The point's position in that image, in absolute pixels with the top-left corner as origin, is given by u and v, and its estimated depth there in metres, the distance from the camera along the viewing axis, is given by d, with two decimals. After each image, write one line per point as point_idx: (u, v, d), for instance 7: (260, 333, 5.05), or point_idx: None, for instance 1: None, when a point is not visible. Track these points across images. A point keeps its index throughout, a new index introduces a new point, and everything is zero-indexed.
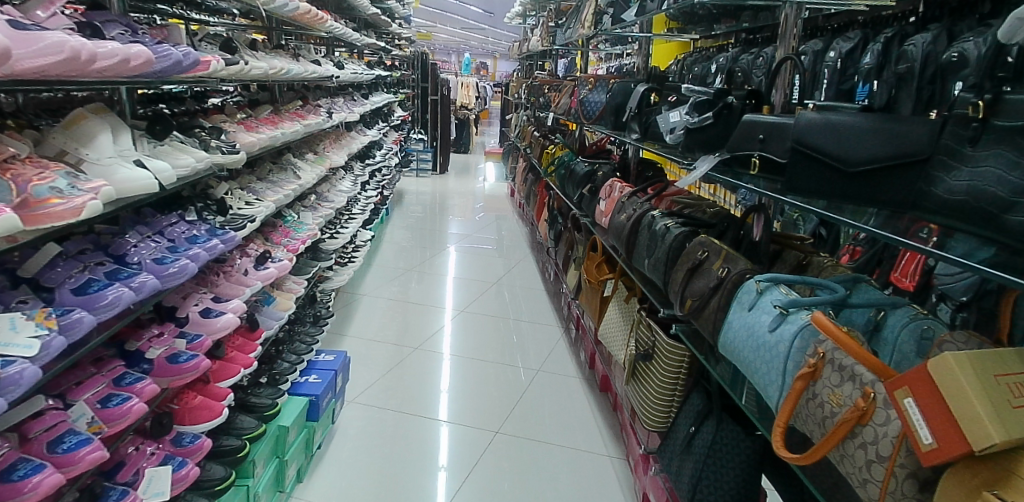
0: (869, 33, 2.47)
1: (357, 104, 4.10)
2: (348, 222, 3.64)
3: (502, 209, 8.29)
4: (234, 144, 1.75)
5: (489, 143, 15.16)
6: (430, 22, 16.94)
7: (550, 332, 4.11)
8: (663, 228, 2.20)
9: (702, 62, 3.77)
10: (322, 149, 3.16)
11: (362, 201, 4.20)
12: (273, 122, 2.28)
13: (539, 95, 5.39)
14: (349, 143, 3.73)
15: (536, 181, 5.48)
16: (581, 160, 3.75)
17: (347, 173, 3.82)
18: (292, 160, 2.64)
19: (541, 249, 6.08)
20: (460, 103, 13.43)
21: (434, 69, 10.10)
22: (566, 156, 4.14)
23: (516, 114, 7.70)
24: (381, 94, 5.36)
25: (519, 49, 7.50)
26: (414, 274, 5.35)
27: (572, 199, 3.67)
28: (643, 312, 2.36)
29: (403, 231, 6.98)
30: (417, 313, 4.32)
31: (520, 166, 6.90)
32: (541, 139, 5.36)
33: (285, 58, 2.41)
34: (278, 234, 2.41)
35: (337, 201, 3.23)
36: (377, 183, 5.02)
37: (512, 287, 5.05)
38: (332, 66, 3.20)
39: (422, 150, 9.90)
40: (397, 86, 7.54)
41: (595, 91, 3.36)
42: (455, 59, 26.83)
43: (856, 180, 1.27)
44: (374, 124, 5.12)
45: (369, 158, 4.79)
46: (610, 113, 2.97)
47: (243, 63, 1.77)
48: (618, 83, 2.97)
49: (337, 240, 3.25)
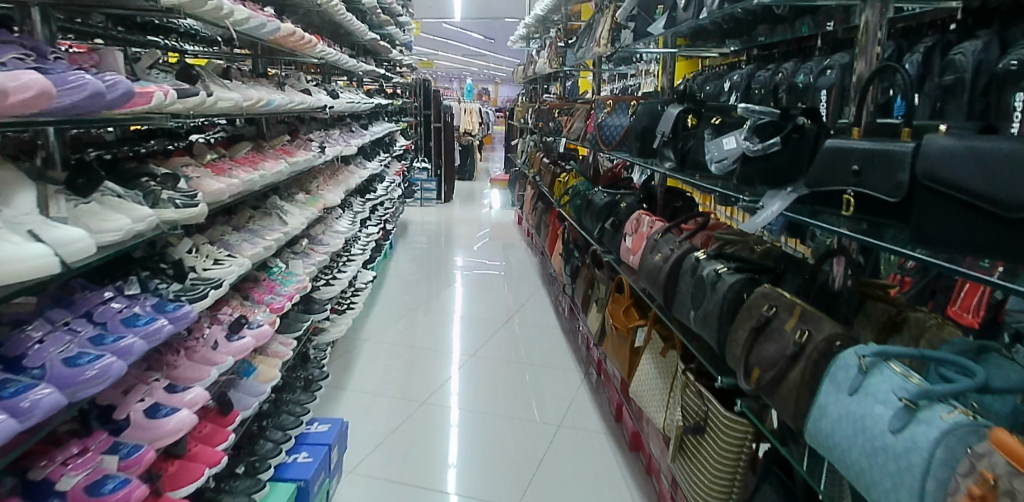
0: (903, 44, 2.07)
1: (356, 135, 3.79)
2: (347, 265, 3.30)
3: (509, 238, 7.96)
4: (195, 192, 1.42)
5: (493, 169, 14.90)
6: (430, 49, 16.84)
7: (569, 379, 3.74)
8: (710, 274, 1.86)
9: (715, 81, 3.46)
10: (315, 187, 2.83)
11: (363, 241, 3.88)
12: (253, 161, 1.96)
13: (547, 120, 5.09)
14: (346, 178, 3.41)
15: (547, 210, 5.15)
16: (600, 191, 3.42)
17: (345, 212, 3.49)
18: (278, 202, 2.31)
19: (553, 282, 5.72)
20: (463, 129, 13.22)
21: (435, 96, 9.86)
22: (581, 185, 3.80)
23: (522, 140, 7.42)
24: (381, 123, 5.08)
25: (523, 73, 7.25)
26: (420, 312, 5.02)
27: (591, 233, 3.32)
28: (687, 373, 2.00)
29: (406, 264, 6.65)
30: (423, 359, 3.99)
31: (528, 194, 6.59)
32: (551, 166, 5.05)
33: (267, 87, 2.09)
34: (259, 290, 2.07)
35: (334, 244, 2.90)
36: (379, 217, 4.70)
37: (525, 325, 4.70)
38: (326, 96, 2.89)
39: (425, 178, 9.62)
40: (399, 114, 7.26)
41: (615, 116, 3.04)
42: (456, 85, 26.80)
43: (1017, 228, 0.92)
44: (375, 155, 4.82)
45: (369, 192, 4.47)
46: (635, 139, 2.64)
47: (205, 94, 1.45)
48: (643, 105, 2.65)
49: (333, 288, 2.90)
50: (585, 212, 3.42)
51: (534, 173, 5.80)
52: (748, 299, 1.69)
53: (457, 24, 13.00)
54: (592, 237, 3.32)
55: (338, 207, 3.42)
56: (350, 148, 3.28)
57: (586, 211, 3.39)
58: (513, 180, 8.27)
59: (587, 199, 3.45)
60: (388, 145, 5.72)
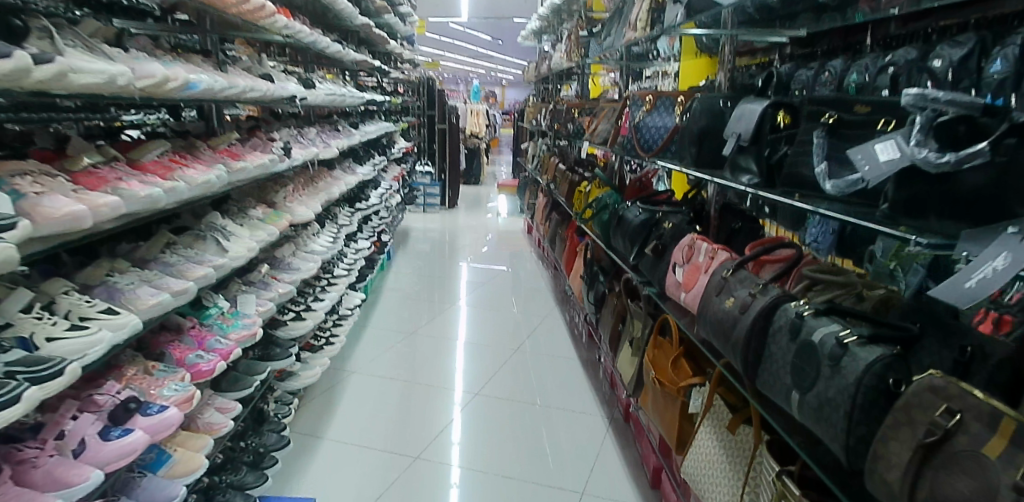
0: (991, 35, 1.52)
1: (342, 134, 3.22)
2: (325, 292, 2.72)
3: (517, 247, 7.35)
4: (10, 223, 0.85)
5: (502, 173, 14.31)
6: (437, 50, 16.29)
7: (592, 427, 3.13)
8: (823, 340, 1.26)
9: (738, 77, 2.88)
10: (282, 198, 2.25)
11: (349, 259, 3.30)
12: (168, 168, 1.38)
13: (561, 121, 4.50)
14: (327, 186, 2.83)
15: (564, 222, 4.57)
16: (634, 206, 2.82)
17: (325, 227, 2.91)
18: (221, 219, 1.73)
19: (568, 300, 5.10)
20: (470, 131, 12.66)
21: (440, 97, 9.31)
22: (608, 197, 3.21)
23: (533, 142, 6.84)
24: (376, 122, 4.51)
25: (535, 72, 6.69)
26: (420, 330, 4.43)
27: (623, 256, 2.72)
28: (781, 475, 1.40)
29: (406, 276, 6.06)
30: (420, 395, 3.38)
31: (540, 202, 6.00)
32: (569, 172, 4.47)
33: (197, 66, 1.52)
34: (178, 345, 1.47)
35: (305, 268, 2.31)
36: (372, 229, 4.12)
37: (539, 351, 4.08)
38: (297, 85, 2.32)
39: (428, 183, 9.04)
40: (399, 114, 6.71)
41: (656, 115, 2.45)
42: (463, 87, 26.27)
43: None
44: (369, 158, 4.25)
45: (361, 200, 3.89)
46: (687, 143, 2.06)
47: (31, 60, 0.88)
48: (698, 99, 2.06)
49: (304, 323, 2.32)
50: (616, 230, 2.82)
51: (547, 181, 5.20)
52: (905, 391, 1.09)
53: (466, 23, 12.46)
54: (625, 261, 2.72)
55: (316, 222, 2.84)
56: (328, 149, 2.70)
57: (618, 229, 2.80)
58: (522, 185, 7.68)
59: (618, 214, 2.86)
60: (385, 147, 5.15)
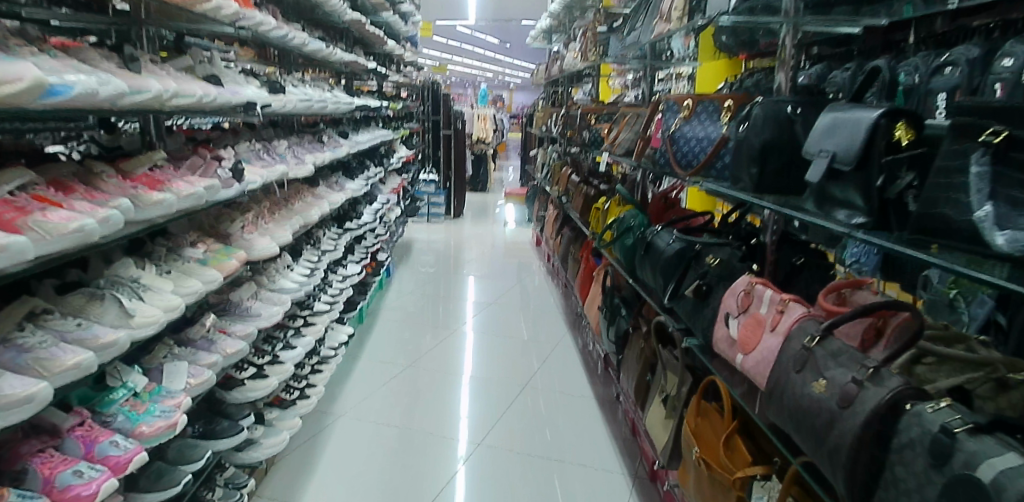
0: None
1: (327, 145, 2.81)
2: (297, 332, 2.30)
3: (524, 260, 6.91)
4: None
5: (510, 179, 13.87)
6: (444, 54, 15.88)
7: (616, 489, 2.67)
8: (999, 480, 0.82)
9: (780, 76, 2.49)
10: (239, 228, 1.83)
11: (334, 287, 2.88)
12: (21, 209, 0.96)
13: (574, 128, 4.06)
14: (305, 208, 2.41)
15: (579, 240, 4.12)
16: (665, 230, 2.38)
17: (302, 253, 2.49)
18: (135, 268, 1.30)
19: (582, 324, 4.63)
20: (477, 137, 12.24)
21: (445, 101, 8.89)
22: (629, 215, 2.76)
23: (543, 149, 6.41)
24: (372, 130, 4.10)
25: (545, 74, 6.28)
26: (420, 357, 3.97)
27: (655, 293, 2.28)
28: None
29: (408, 289, 5.61)
30: (416, 446, 2.93)
31: (550, 214, 5.56)
32: (584, 184, 4.04)
33: (79, 64, 1.11)
34: (49, 457, 1.05)
35: (267, 312, 1.89)
36: (366, 248, 3.69)
37: (551, 388, 3.62)
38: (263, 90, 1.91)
39: (432, 191, 8.61)
40: (401, 120, 6.29)
41: (696, 123, 2.02)
42: (471, 91, 25.91)
43: None
44: (363, 170, 3.83)
45: (353, 217, 3.47)
46: (745, 162, 1.62)
47: None
48: (757, 105, 1.63)
49: (266, 382, 1.89)
50: (644, 259, 2.38)
51: (559, 194, 4.76)
52: None
53: (473, 26, 12.06)
54: (657, 298, 2.28)
55: (289, 250, 2.41)
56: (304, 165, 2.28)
57: (647, 259, 2.35)
58: (530, 194, 7.24)
59: (647, 239, 2.41)
60: (383, 156, 4.73)
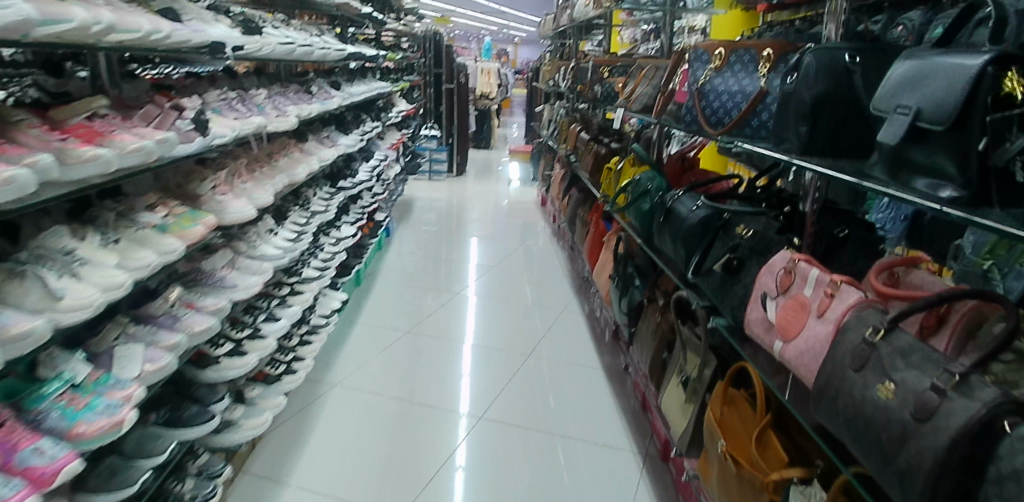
0: None
1: (316, 96, 2.56)
2: (282, 302, 2.10)
3: (528, 220, 6.69)
4: None
5: (515, 136, 13.50)
6: (446, 4, 15.28)
7: (627, 468, 2.52)
8: None
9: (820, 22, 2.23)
10: (209, 189, 1.62)
11: (325, 250, 2.67)
12: None
13: (584, 82, 3.79)
14: (290, 166, 2.19)
15: (588, 201, 3.90)
16: (688, 197, 2.15)
17: (288, 216, 2.28)
18: (69, 238, 1.10)
19: (588, 289, 4.45)
20: (480, 92, 11.85)
21: (448, 54, 8.51)
22: (644, 176, 2.51)
23: (549, 105, 6.12)
24: (368, 81, 3.83)
25: (552, 24, 5.93)
26: (420, 323, 3.79)
27: (676, 265, 2.07)
28: None
29: (409, 248, 5.40)
30: (415, 419, 2.76)
31: (556, 173, 5.31)
32: (595, 143, 3.79)
33: None
34: None
35: (242, 282, 1.69)
36: (362, 208, 3.47)
37: (557, 358, 3.44)
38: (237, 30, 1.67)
39: (434, 148, 8.32)
40: (401, 73, 5.98)
41: (729, 75, 1.78)
42: (474, 45, 25.18)
43: None
44: (359, 125, 3.58)
45: (347, 175, 3.24)
46: (792, 119, 1.39)
47: None
48: (808, 50, 1.38)
49: (245, 359, 1.71)
50: (666, 229, 2.15)
51: (567, 152, 4.50)
52: None
53: None
54: (680, 272, 2.06)
55: (272, 212, 2.20)
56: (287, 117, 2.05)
57: (668, 228, 2.13)
58: (535, 152, 6.96)
59: (668, 206, 2.19)
60: (381, 110, 4.47)
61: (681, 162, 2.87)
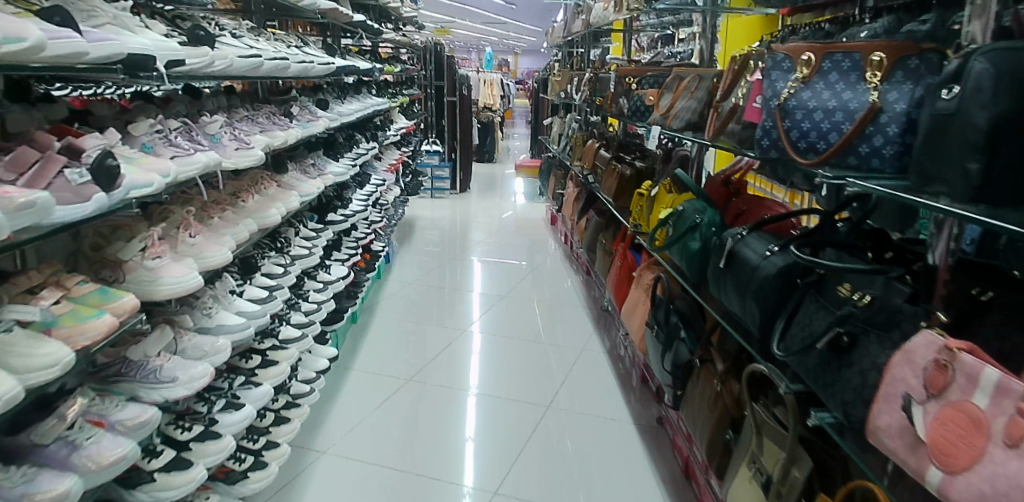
0: None
1: (298, 119, 2.17)
2: (247, 381, 1.63)
3: (538, 240, 6.27)
4: None
5: (518, 149, 13.10)
6: (446, 15, 14.96)
7: None
8: None
9: (910, 20, 1.83)
10: (139, 251, 1.21)
11: (306, 300, 2.23)
12: None
13: (604, 94, 3.40)
14: (264, 206, 1.79)
15: (610, 227, 3.49)
16: (758, 240, 1.72)
17: (259, 265, 1.85)
18: None
19: (610, 322, 4.02)
20: (482, 104, 11.48)
21: (449, 66, 8.16)
22: (692, 207, 2.10)
23: (560, 118, 5.74)
24: (363, 97, 3.44)
25: (562, 33, 5.56)
26: (422, 367, 3.36)
27: (747, 324, 1.65)
28: None
29: (411, 274, 4.98)
30: (415, 496, 2.33)
31: (569, 191, 4.90)
32: (617, 162, 3.39)
33: None
34: None
35: (184, 373, 1.25)
36: (358, 241, 3.07)
37: (580, 410, 3.01)
38: (181, 41, 1.27)
39: (436, 164, 7.93)
40: (400, 86, 5.60)
41: (821, 86, 1.37)
42: (475, 56, 24.92)
43: None
44: (352, 147, 3.19)
45: (341, 204, 2.85)
46: (954, 151, 0.97)
47: None
48: (973, 55, 0.96)
49: (192, 470, 1.29)
50: (732, 280, 1.72)
51: (583, 172, 4.07)
52: None
53: None
54: (752, 334, 1.64)
55: (238, 263, 1.77)
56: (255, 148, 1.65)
57: (737, 279, 1.70)
58: (544, 167, 6.57)
59: (731, 249, 1.76)
60: (379, 128, 4.08)
61: (725, 186, 2.52)
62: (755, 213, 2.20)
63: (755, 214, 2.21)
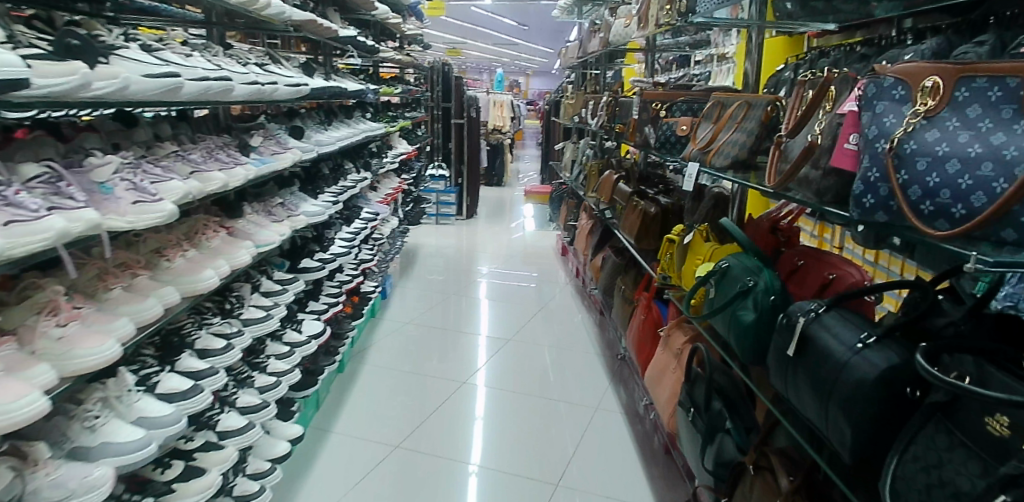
0: None
1: (261, 151, 1.80)
2: None
3: (547, 272, 5.85)
4: None
5: (528, 172, 12.75)
6: (456, 36, 14.75)
7: None
8: None
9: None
10: None
11: (263, 373, 1.82)
12: None
13: (624, 121, 3.02)
14: (197, 267, 1.40)
15: (631, 270, 3.08)
16: (842, 325, 1.29)
17: (189, 343, 1.45)
18: None
19: (628, 374, 3.57)
20: (491, 126, 11.16)
21: (457, 87, 7.82)
22: (742, 266, 1.69)
23: (573, 143, 5.37)
24: (354, 122, 3.08)
25: (576, 54, 5.22)
26: (415, 429, 2.92)
27: (832, 439, 1.22)
28: None
29: (410, 311, 4.54)
30: None
31: (583, 223, 4.50)
32: (639, 197, 2.99)
33: None
34: None
35: None
36: (343, 285, 2.68)
37: (595, 489, 2.55)
38: (35, 53, 0.90)
39: (442, 189, 7.55)
40: (403, 109, 5.26)
41: (955, 124, 0.96)
42: (485, 77, 24.82)
43: None
44: (339, 178, 2.80)
45: (322, 247, 2.47)
46: None
47: None
48: None
49: None
50: (809, 375, 1.29)
51: (599, 206, 3.65)
52: None
53: (488, 7, 10.94)
54: (841, 455, 1.20)
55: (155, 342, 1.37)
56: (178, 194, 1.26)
57: (816, 376, 1.27)
58: (555, 195, 6.19)
59: (804, 333, 1.34)
60: (374, 155, 3.69)
61: (772, 232, 2.11)
62: (816, 270, 1.80)
63: (816, 272, 1.81)
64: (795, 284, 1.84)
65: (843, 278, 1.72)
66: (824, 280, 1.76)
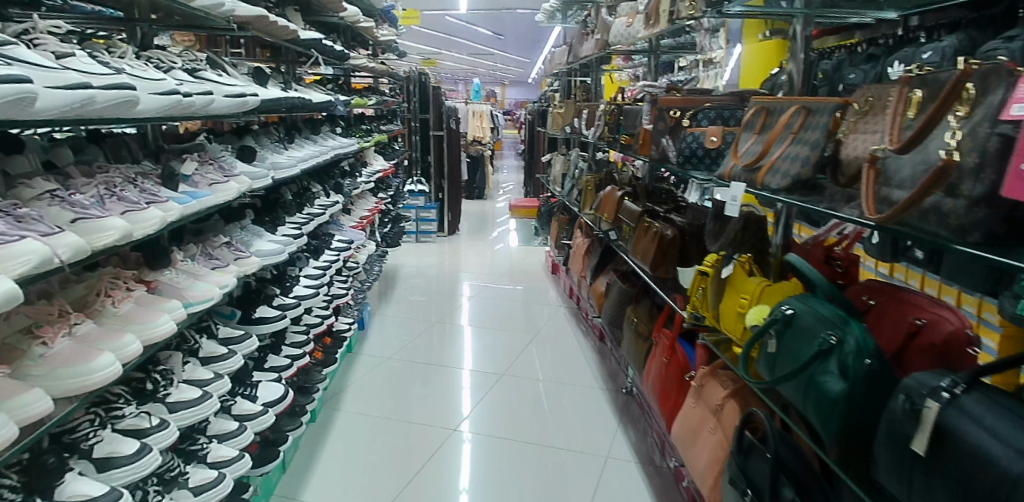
0: None
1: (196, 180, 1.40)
2: None
3: (537, 291, 5.46)
4: None
5: (509, 184, 12.38)
6: (431, 46, 14.43)
7: None
8: None
9: None
10: None
11: (201, 466, 1.40)
12: None
13: (631, 131, 2.66)
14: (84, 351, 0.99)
15: (643, 299, 2.72)
16: (997, 414, 0.92)
17: (66, 464, 1.03)
18: None
19: (638, 412, 3.19)
20: (471, 137, 10.80)
21: (435, 98, 7.42)
22: (815, 315, 1.33)
23: (562, 154, 5.03)
24: (322, 138, 2.68)
25: (563, 61, 4.89)
26: (398, 494, 2.49)
27: None
28: None
29: (391, 343, 4.10)
30: None
31: (578, 241, 4.14)
32: (650, 217, 2.64)
33: None
34: None
35: None
36: (311, 329, 2.27)
37: None
38: None
39: (422, 205, 7.13)
40: (378, 122, 4.86)
41: None
42: (462, 88, 24.51)
43: None
44: (304, 204, 2.40)
45: (285, 288, 2.07)
46: None
47: None
48: None
49: None
50: (954, 488, 0.92)
51: (600, 225, 3.29)
52: None
53: (465, 16, 10.60)
54: None
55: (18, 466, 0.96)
56: (22, 261, 0.85)
57: (969, 494, 0.89)
58: (543, 209, 5.83)
59: (938, 423, 0.97)
60: (347, 175, 3.29)
61: (826, 262, 1.78)
62: (896, 312, 1.43)
63: (898, 315, 1.43)
64: (869, 329, 1.47)
65: (937, 326, 1.33)
66: (909, 327, 1.38)
